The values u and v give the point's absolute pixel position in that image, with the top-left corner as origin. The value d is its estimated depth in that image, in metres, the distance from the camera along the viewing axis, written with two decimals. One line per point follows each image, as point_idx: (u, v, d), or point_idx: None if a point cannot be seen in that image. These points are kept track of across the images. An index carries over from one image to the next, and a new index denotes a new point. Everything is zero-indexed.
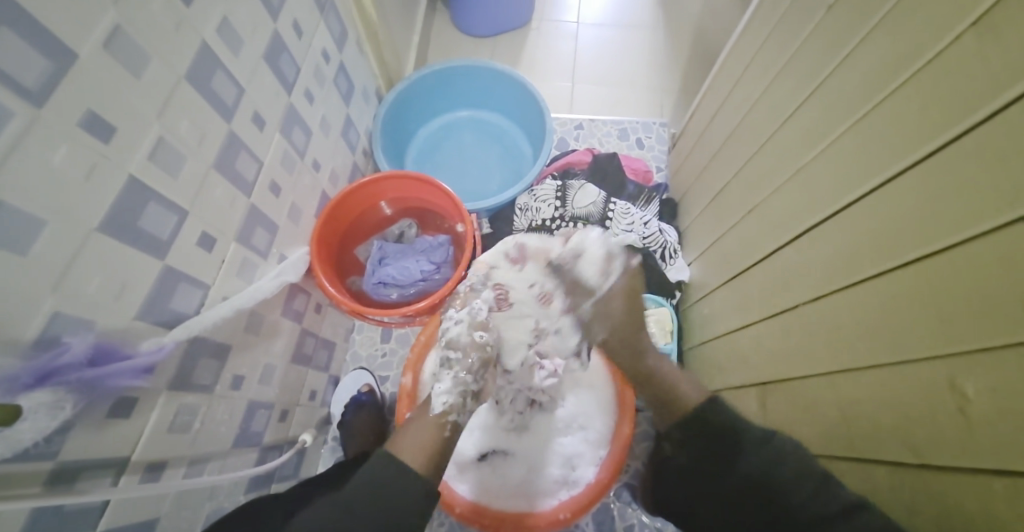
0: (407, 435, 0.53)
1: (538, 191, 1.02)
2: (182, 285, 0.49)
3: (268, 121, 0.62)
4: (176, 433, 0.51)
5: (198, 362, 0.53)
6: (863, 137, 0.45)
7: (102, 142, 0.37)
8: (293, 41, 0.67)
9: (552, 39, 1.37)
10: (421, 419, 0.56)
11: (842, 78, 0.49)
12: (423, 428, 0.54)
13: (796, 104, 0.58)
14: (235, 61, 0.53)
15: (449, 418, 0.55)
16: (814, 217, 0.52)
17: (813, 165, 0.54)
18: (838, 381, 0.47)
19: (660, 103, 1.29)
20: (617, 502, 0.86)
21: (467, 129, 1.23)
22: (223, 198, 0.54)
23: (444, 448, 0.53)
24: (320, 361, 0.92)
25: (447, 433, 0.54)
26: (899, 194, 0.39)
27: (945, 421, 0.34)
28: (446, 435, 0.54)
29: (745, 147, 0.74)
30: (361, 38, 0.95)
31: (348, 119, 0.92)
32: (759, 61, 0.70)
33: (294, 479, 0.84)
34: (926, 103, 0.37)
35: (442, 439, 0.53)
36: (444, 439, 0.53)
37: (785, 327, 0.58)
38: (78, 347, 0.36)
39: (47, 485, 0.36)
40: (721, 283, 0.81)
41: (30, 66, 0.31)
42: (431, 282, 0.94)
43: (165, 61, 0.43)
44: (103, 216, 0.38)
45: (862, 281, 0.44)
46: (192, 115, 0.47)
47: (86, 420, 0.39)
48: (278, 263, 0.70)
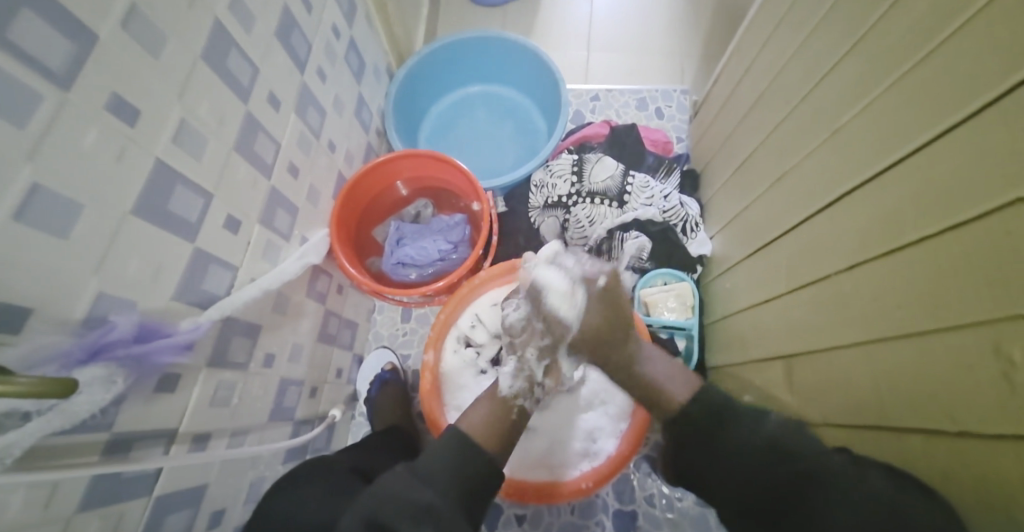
0: (478, 411, 0.60)
1: (554, 166, 1.00)
2: (212, 266, 0.50)
3: (283, 101, 0.62)
4: (217, 407, 0.53)
5: (231, 340, 0.55)
6: (906, 95, 0.43)
7: (128, 125, 0.38)
8: (303, 17, 0.66)
9: (565, 6, 1.32)
10: (489, 397, 0.63)
11: (884, 33, 0.47)
12: (496, 408, 0.61)
13: (832, 64, 0.56)
14: (247, 40, 0.53)
15: (516, 401, 0.62)
16: (850, 182, 0.51)
17: (850, 128, 0.52)
18: (872, 350, 0.46)
19: (680, 69, 1.25)
20: (636, 473, 0.87)
21: (480, 105, 1.21)
22: (245, 180, 0.55)
23: (512, 427, 0.60)
24: (345, 340, 0.94)
25: (513, 415, 0.61)
26: (945, 153, 0.38)
27: (988, 387, 0.33)
28: (512, 416, 0.61)
29: (773, 112, 0.71)
30: (369, 14, 0.93)
31: (360, 98, 0.92)
32: (790, 19, 0.67)
33: (326, 451, 0.87)
34: (979, 54, 0.35)
35: (510, 420, 0.61)
36: (512, 420, 0.61)
37: (815, 296, 0.57)
38: (124, 325, 0.38)
39: (104, 453, 0.39)
40: (746, 256, 0.80)
41: (54, 48, 0.31)
42: (449, 261, 0.94)
43: (182, 42, 0.43)
44: (135, 198, 0.39)
45: (901, 247, 0.42)
46: (211, 96, 0.48)
47: (136, 395, 0.41)
48: (300, 245, 0.71)
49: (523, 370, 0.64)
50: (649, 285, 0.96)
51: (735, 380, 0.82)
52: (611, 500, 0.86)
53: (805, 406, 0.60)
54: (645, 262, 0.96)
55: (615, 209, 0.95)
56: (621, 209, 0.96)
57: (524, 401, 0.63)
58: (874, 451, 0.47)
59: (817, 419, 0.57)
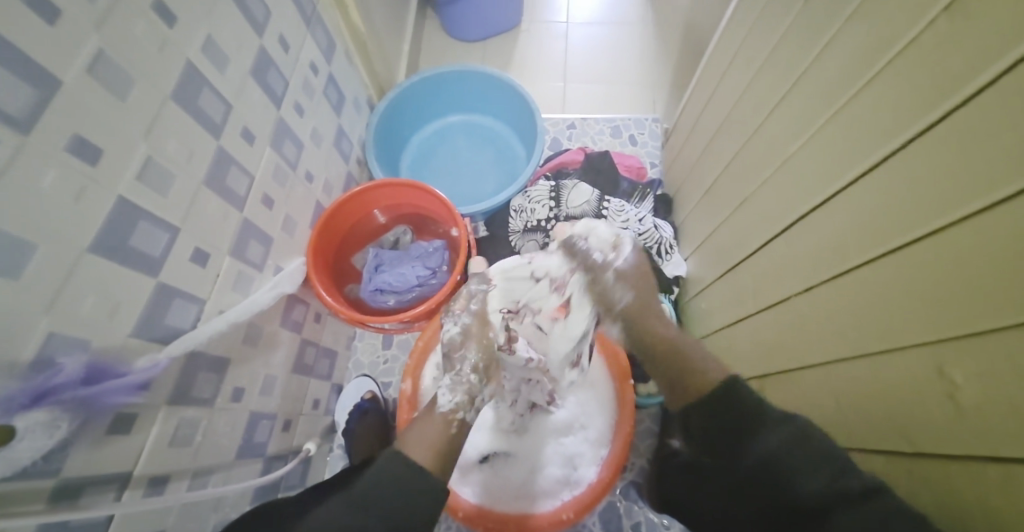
0: (416, 428, 0.56)
1: (532, 192, 1.02)
2: (177, 301, 0.49)
3: (258, 135, 0.63)
4: (178, 446, 0.52)
5: (197, 376, 0.54)
6: (845, 126, 0.45)
7: (91, 165, 0.38)
8: (280, 55, 0.67)
9: (542, 40, 1.38)
10: (428, 415, 0.58)
11: (822, 69, 0.49)
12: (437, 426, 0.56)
13: (779, 97, 0.59)
14: (221, 78, 0.54)
15: (456, 414, 0.58)
16: (802, 207, 0.53)
17: (798, 156, 0.54)
18: (832, 371, 0.47)
19: (652, 98, 1.29)
20: (624, 500, 0.86)
21: (460, 133, 1.23)
22: (215, 213, 0.55)
23: (451, 446, 0.55)
24: (322, 370, 0.92)
25: (452, 431, 0.56)
26: (881, 181, 0.40)
27: (936, 410, 0.34)
28: (452, 431, 0.56)
29: (733, 140, 0.74)
30: (349, 50, 0.95)
31: (340, 130, 0.93)
32: (743, 53, 0.71)
33: (301, 487, 0.85)
34: (904, 88, 0.37)
35: (450, 435, 0.56)
36: (452, 435, 0.56)
37: (778, 319, 0.58)
38: (71, 368, 0.37)
39: (48, 502, 0.37)
40: (717, 277, 0.81)
41: (14, 93, 0.32)
42: (427, 287, 0.94)
43: (150, 83, 0.44)
44: (94, 236, 0.39)
45: (849, 270, 0.44)
46: (180, 134, 0.48)
47: (85, 438, 0.39)
48: (273, 275, 0.71)
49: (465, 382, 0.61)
50: None
51: None
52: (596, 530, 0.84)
53: None
54: None
55: None
56: None
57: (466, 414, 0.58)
58: None
59: None
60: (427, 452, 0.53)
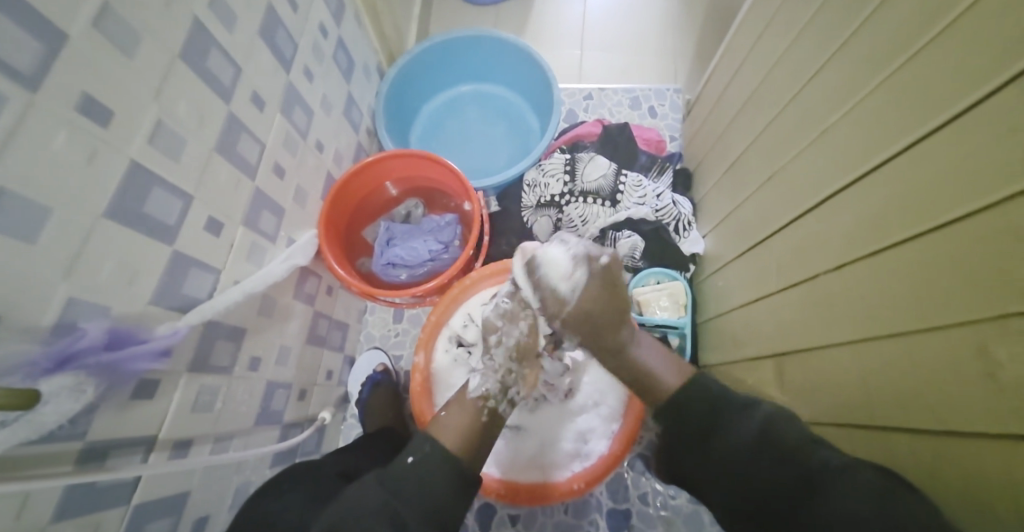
0: (448, 415, 0.59)
1: (547, 165, 0.99)
2: (193, 270, 0.49)
3: (268, 100, 0.61)
4: (199, 413, 0.52)
5: (215, 343, 0.54)
6: (893, 93, 0.42)
7: (101, 127, 0.37)
8: (289, 17, 0.65)
9: (559, 5, 1.32)
10: (461, 401, 0.61)
11: (871, 31, 0.46)
12: (467, 411, 0.59)
13: (822, 61, 0.55)
14: (229, 39, 0.52)
15: (486, 403, 0.60)
16: (838, 182, 0.50)
17: (838, 127, 0.51)
18: (860, 351, 0.46)
19: (673, 68, 1.24)
20: (631, 471, 0.87)
21: (472, 104, 1.20)
22: (228, 181, 0.54)
23: (483, 431, 0.58)
24: (335, 341, 0.93)
25: (483, 418, 0.59)
26: (929, 152, 0.37)
27: (974, 388, 0.33)
28: (483, 419, 0.59)
29: (764, 111, 0.71)
30: (359, 13, 0.92)
31: (350, 97, 0.91)
32: (780, 17, 0.67)
33: (316, 454, 0.87)
34: (965, 48, 0.34)
35: (480, 423, 0.58)
36: (482, 423, 0.58)
37: (805, 297, 0.56)
38: (94, 332, 0.37)
39: (77, 463, 0.38)
40: (738, 255, 0.79)
41: (18, 47, 0.30)
42: (439, 261, 0.93)
43: (158, 42, 0.42)
44: (110, 201, 0.38)
45: (889, 246, 0.42)
46: (190, 97, 0.47)
47: (109, 402, 0.40)
48: (286, 247, 0.70)
49: (495, 374, 0.63)
50: (641, 284, 0.95)
51: (728, 380, 0.81)
52: (604, 500, 0.85)
53: (796, 405, 0.60)
54: (638, 261, 0.96)
55: (608, 208, 0.95)
56: (613, 208, 0.95)
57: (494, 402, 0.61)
58: (863, 451, 0.47)
59: (809, 419, 0.56)
60: (456, 437, 0.55)
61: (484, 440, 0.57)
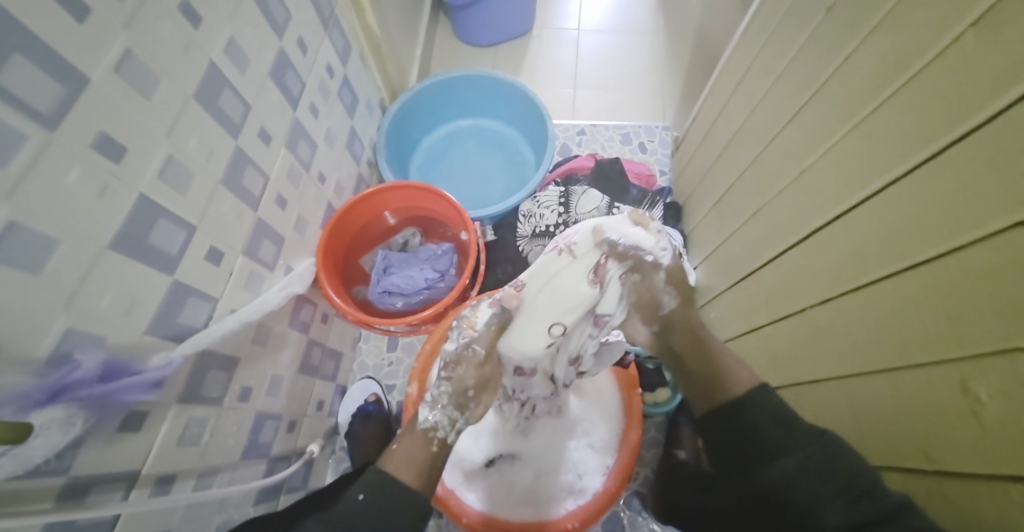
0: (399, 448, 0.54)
1: (541, 197, 1.02)
2: (191, 299, 0.49)
3: (273, 135, 0.63)
4: (186, 446, 0.51)
5: (206, 374, 0.54)
6: (866, 138, 0.45)
7: (113, 162, 0.38)
8: (298, 57, 0.68)
9: (552, 46, 1.38)
10: (411, 432, 0.56)
11: (845, 80, 0.49)
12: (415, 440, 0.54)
13: (799, 105, 0.58)
14: (241, 78, 0.54)
15: (435, 433, 0.55)
16: (818, 219, 0.52)
17: (817, 168, 0.53)
18: (851, 387, 0.46)
19: (662, 106, 1.29)
20: (627, 511, 0.85)
21: (470, 137, 1.23)
22: (231, 212, 0.55)
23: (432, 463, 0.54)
24: (328, 371, 0.92)
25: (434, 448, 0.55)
26: (905, 194, 0.39)
27: (960, 427, 0.34)
28: (433, 448, 0.55)
29: (748, 150, 0.73)
30: (365, 52, 0.96)
31: (353, 131, 0.93)
32: (760, 62, 0.70)
33: (302, 490, 0.84)
34: (930, 100, 0.37)
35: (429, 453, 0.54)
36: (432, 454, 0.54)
37: (793, 331, 0.57)
38: (89, 365, 0.37)
39: (59, 500, 0.37)
40: (726, 287, 0.81)
41: (44, 89, 0.32)
42: (435, 290, 0.94)
43: (174, 82, 0.44)
44: (114, 234, 0.39)
45: (870, 284, 0.43)
46: (200, 133, 0.48)
47: (97, 436, 0.39)
48: (284, 275, 0.71)
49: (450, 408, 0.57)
50: None
51: None
52: None
53: None
54: None
55: None
56: None
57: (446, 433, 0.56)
58: None
59: None
60: (414, 471, 0.52)
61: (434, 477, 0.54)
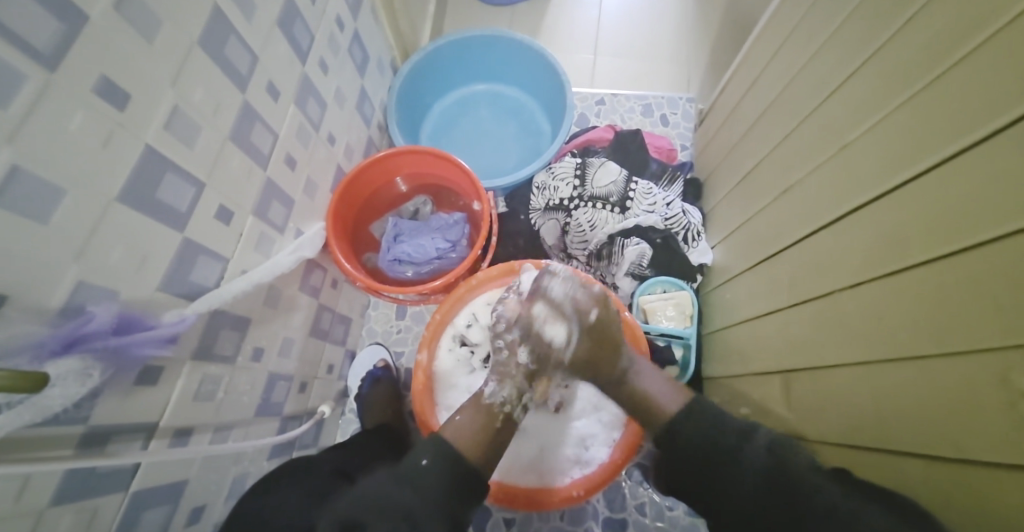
0: (461, 418, 0.58)
1: (557, 168, 0.99)
2: (202, 258, 0.49)
3: (282, 91, 0.61)
4: (201, 401, 0.52)
5: (220, 333, 0.54)
6: (918, 113, 0.42)
7: (117, 110, 0.37)
8: (307, 8, 0.65)
9: (573, 9, 1.31)
10: (474, 404, 0.60)
11: (899, 47, 0.45)
12: (480, 417, 0.58)
13: (845, 75, 0.54)
14: (248, 27, 0.52)
15: (501, 408, 0.60)
16: (856, 199, 0.50)
17: (859, 143, 0.50)
18: (875, 373, 0.45)
19: (686, 77, 1.24)
20: (628, 481, 0.86)
21: (485, 103, 1.20)
22: (240, 169, 0.54)
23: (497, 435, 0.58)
24: (337, 335, 0.93)
25: (497, 423, 0.59)
26: (956, 174, 0.36)
27: (996, 419, 0.32)
28: (497, 424, 0.59)
29: (781, 124, 0.70)
30: (376, 7, 0.92)
31: (363, 92, 0.91)
32: (802, 28, 0.66)
33: (313, 448, 0.86)
34: (996, 69, 0.33)
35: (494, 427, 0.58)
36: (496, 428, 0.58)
37: (818, 314, 0.56)
38: (103, 317, 0.37)
39: (79, 447, 0.38)
40: (747, 268, 0.79)
41: (41, 26, 0.30)
42: (446, 260, 0.93)
43: (178, 27, 0.42)
44: (122, 186, 0.38)
45: (907, 268, 0.41)
46: (206, 84, 0.46)
47: (114, 388, 0.40)
48: (294, 238, 0.70)
49: (512, 379, 0.62)
50: (647, 292, 0.95)
51: (730, 393, 0.81)
52: (601, 508, 0.85)
53: (804, 423, 0.59)
54: (645, 269, 0.94)
55: (616, 214, 0.94)
56: (622, 215, 0.94)
57: (511, 409, 0.61)
58: (871, 473, 0.46)
59: (814, 438, 0.56)
60: (472, 440, 0.55)
61: (496, 444, 0.57)
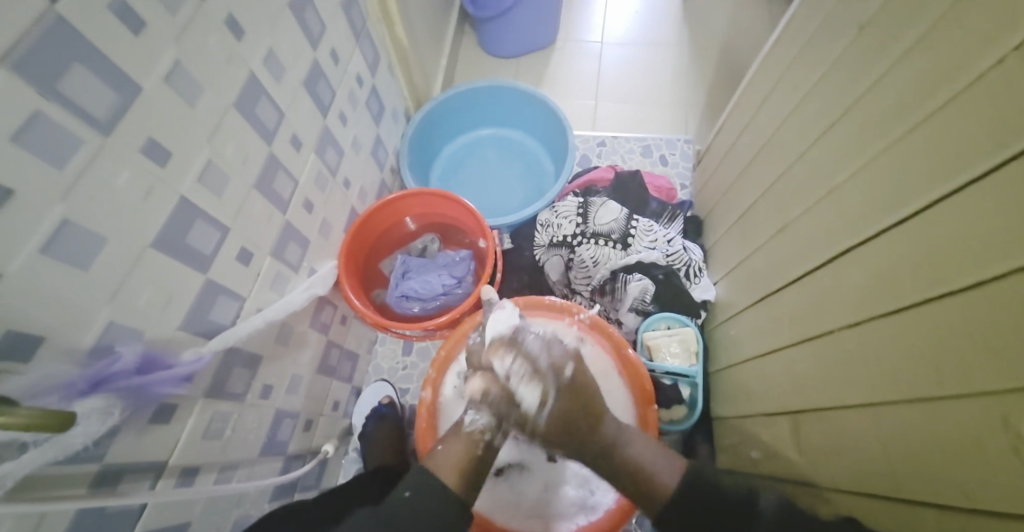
0: (440, 449, 0.54)
1: (560, 207, 1.02)
2: (221, 298, 0.51)
3: (304, 141, 0.65)
4: (209, 440, 0.53)
5: (232, 370, 0.55)
6: (901, 160, 0.44)
7: (159, 166, 0.40)
8: (330, 67, 0.70)
9: (575, 58, 1.39)
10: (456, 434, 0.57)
11: (879, 99, 0.48)
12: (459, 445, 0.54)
13: (832, 122, 0.57)
14: (277, 87, 0.57)
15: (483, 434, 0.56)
16: (849, 239, 0.51)
17: (848, 186, 0.53)
18: (880, 414, 0.45)
19: (684, 120, 1.29)
20: (639, 531, 0.84)
21: (491, 146, 1.25)
22: (262, 215, 0.57)
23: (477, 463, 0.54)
24: (344, 372, 0.94)
25: (479, 450, 0.55)
26: (943, 218, 0.38)
27: (1001, 463, 0.32)
28: (479, 451, 0.55)
29: (775, 166, 0.73)
30: (392, 62, 0.98)
31: (378, 138, 0.96)
32: (790, 78, 0.70)
33: (316, 489, 0.85)
34: (972, 122, 0.36)
35: (475, 455, 0.54)
36: (478, 455, 0.54)
37: (821, 353, 0.56)
38: (128, 356, 0.38)
39: (92, 486, 0.39)
40: (749, 305, 0.80)
41: (99, 97, 0.34)
42: (452, 296, 0.95)
43: (217, 91, 0.46)
44: (155, 234, 0.41)
45: (905, 308, 0.42)
46: (238, 139, 0.50)
47: (130, 427, 0.41)
48: (308, 277, 0.72)
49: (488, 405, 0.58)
50: (651, 328, 0.96)
51: (737, 433, 0.81)
52: None
53: (813, 465, 0.58)
54: (648, 305, 0.96)
55: (619, 250, 0.96)
56: (624, 251, 0.96)
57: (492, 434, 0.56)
58: (882, 520, 0.46)
59: (825, 481, 0.55)
60: (454, 471, 0.51)
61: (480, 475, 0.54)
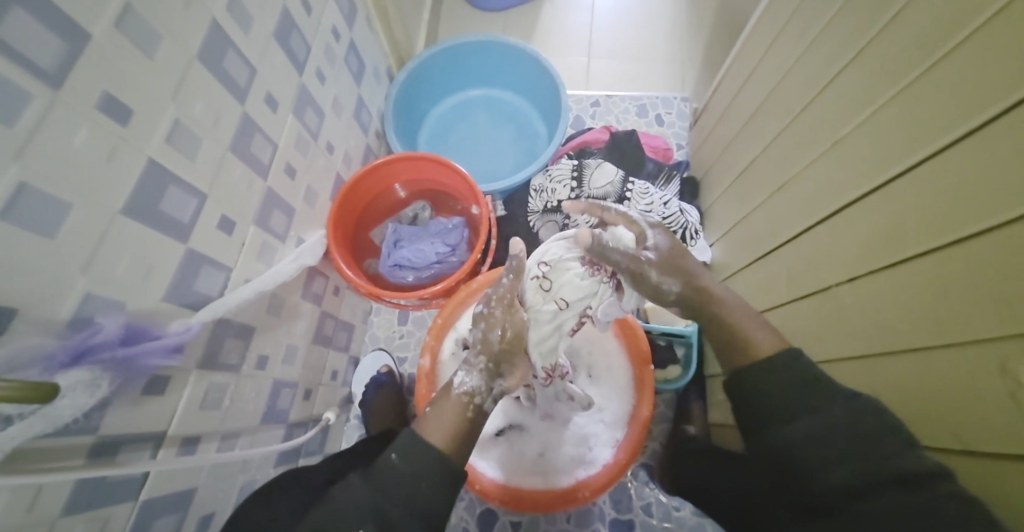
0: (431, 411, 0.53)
1: (554, 170, 1.00)
2: (205, 268, 0.49)
3: (281, 102, 0.62)
4: (207, 410, 0.53)
5: (224, 342, 0.54)
6: (909, 108, 0.42)
7: (120, 125, 0.37)
8: (303, 19, 0.66)
9: (567, 12, 1.33)
10: (445, 395, 0.54)
11: (888, 44, 0.46)
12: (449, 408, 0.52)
13: (838, 70, 0.55)
14: (246, 41, 0.53)
15: (472, 400, 0.53)
16: (855, 190, 0.50)
17: (853, 138, 0.51)
18: (875, 366, 0.46)
19: (680, 77, 1.25)
20: (634, 482, 0.87)
21: (481, 108, 1.21)
22: (241, 181, 0.54)
23: (469, 430, 0.51)
24: (340, 342, 0.94)
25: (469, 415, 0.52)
26: (952, 164, 0.37)
27: (997, 406, 0.33)
28: (469, 415, 0.52)
29: (776, 121, 0.71)
30: (371, 17, 0.93)
31: (360, 100, 0.92)
32: (794, 25, 0.66)
33: (319, 455, 0.87)
34: (990, 60, 0.34)
35: (463, 420, 0.52)
36: (466, 421, 0.52)
37: (817, 308, 0.56)
38: (110, 328, 0.37)
39: (89, 457, 0.38)
40: (746, 265, 0.79)
41: (45, 45, 0.31)
42: (446, 264, 0.94)
43: (178, 42, 0.43)
44: (126, 199, 0.39)
45: (904, 261, 0.42)
46: (206, 97, 0.47)
47: (122, 398, 0.40)
48: (296, 247, 0.71)
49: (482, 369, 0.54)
50: None
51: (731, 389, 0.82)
52: (608, 509, 0.85)
53: None
54: None
55: None
56: None
57: (480, 401, 0.53)
58: None
59: None
60: (444, 436, 0.50)
61: (468, 440, 0.51)
